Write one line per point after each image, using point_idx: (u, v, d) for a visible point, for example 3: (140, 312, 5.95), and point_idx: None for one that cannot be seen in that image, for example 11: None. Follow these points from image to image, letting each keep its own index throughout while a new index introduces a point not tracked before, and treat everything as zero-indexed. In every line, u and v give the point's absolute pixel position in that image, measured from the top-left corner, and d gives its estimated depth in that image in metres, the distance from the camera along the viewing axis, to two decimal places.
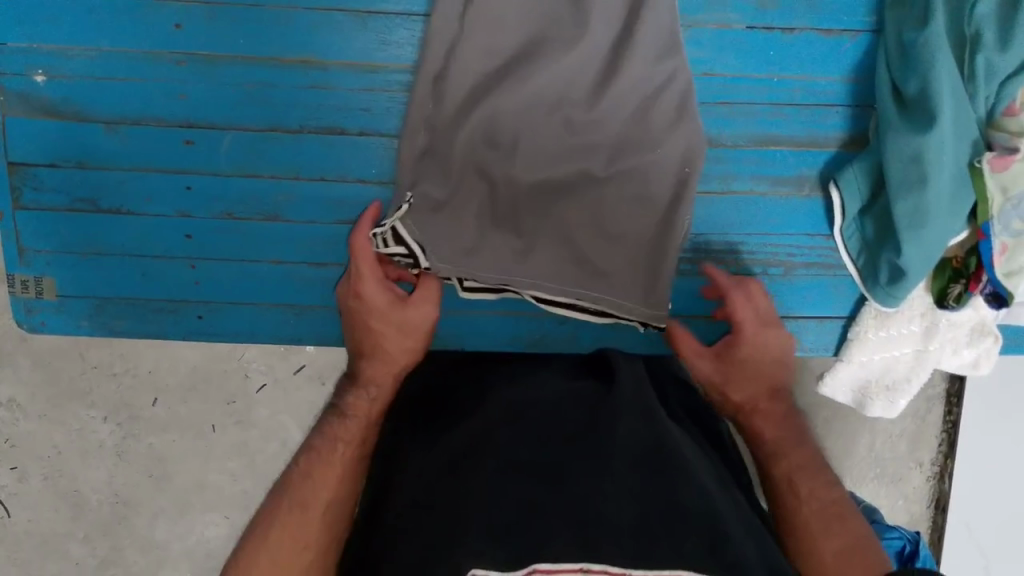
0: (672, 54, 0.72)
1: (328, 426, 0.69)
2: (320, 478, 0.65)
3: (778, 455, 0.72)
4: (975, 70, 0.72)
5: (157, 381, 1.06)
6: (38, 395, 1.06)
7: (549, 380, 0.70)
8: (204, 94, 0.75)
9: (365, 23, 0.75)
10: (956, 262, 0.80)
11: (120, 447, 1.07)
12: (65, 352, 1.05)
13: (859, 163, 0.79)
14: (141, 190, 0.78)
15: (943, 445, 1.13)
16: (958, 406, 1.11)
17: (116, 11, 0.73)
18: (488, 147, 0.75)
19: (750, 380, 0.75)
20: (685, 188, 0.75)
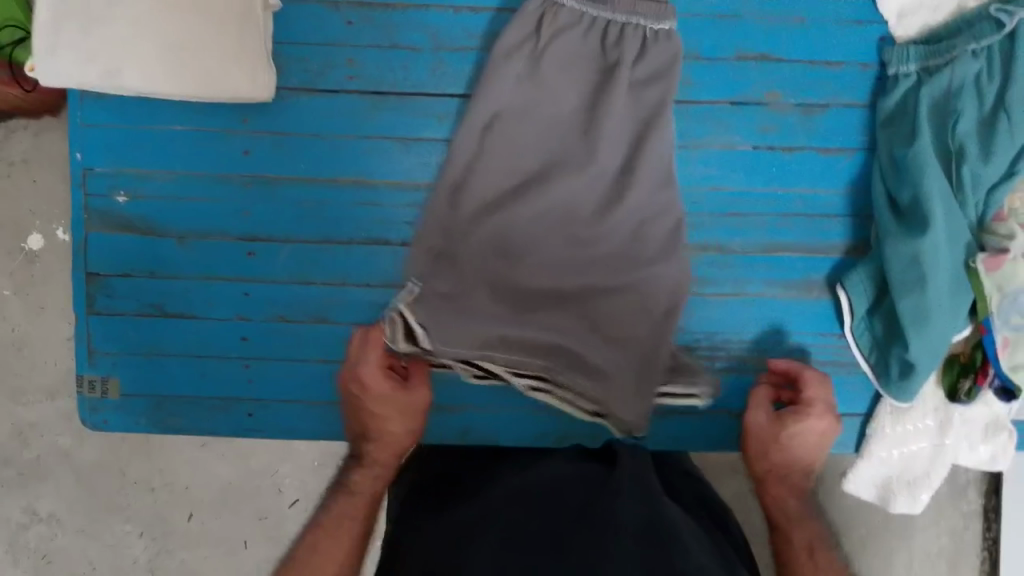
0: (668, 186, 0.81)
1: (334, 503, 0.75)
2: (323, 554, 0.71)
3: (799, 525, 0.76)
4: (962, 180, 0.80)
5: (193, 497, 1.11)
6: (85, 501, 1.10)
7: (558, 465, 0.74)
8: (265, 210, 0.84)
9: (409, 147, 0.84)
10: (964, 357, 0.85)
11: (154, 562, 1.11)
12: (107, 467, 1.11)
13: (864, 267, 0.85)
14: (203, 297, 0.85)
15: (984, 563, 1.14)
16: (996, 523, 1.13)
17: (192, 140, 0.84)
18: (497, 255, 0.82)
19: (780, 459, 0.78)
20: (674, 311, 0.82)
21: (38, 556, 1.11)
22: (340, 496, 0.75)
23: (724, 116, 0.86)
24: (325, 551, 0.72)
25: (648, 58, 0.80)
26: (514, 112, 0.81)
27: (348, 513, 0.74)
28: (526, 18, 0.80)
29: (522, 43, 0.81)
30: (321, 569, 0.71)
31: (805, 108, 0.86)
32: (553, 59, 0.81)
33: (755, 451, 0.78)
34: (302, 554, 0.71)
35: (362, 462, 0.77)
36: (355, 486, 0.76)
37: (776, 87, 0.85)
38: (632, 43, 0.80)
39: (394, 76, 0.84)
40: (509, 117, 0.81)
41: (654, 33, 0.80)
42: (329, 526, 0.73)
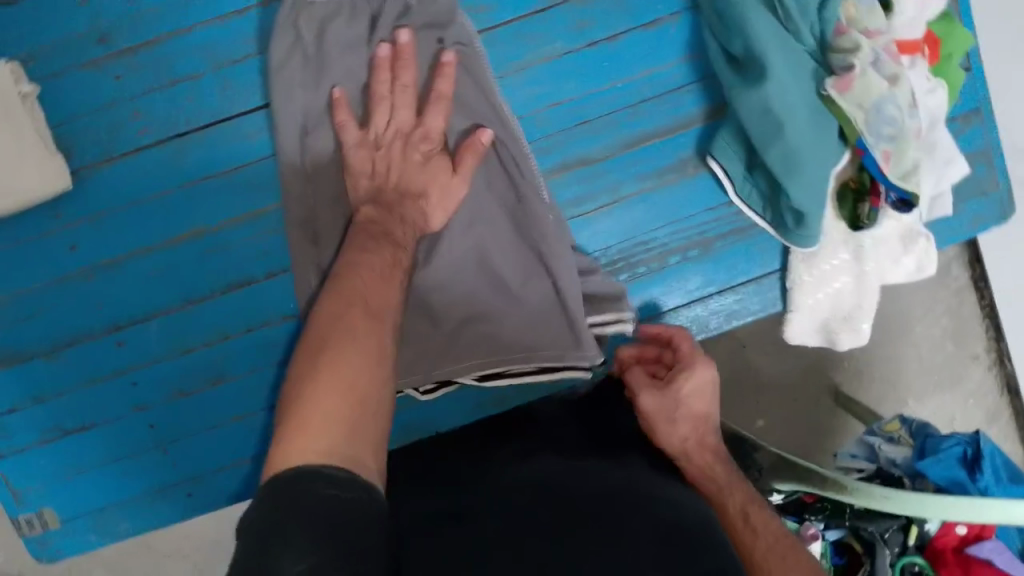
0: (503, 124, 0.77)
1: (356, 260, 0.67)
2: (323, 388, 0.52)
3: (729, 491, 0.71)
4: (788, 11, 0.75)
5: (214, 549, 1.13)
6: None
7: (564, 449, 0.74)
8: (117, 296, 0.81)
9: (233, 180, 0.80)
10: (853, 183, 0.81)
11: None
12: (121, 554, 1.13)
13: (725, 128, 0.81)
14: (96, 402, 0.83)
15: (989, 330, 1.22)
16: (987, 289, 1.20)
17: (19, 255, 0.80)
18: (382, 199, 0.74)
19: (681, 429, 0.73)
20: (558, 238, 0.79)
21: None
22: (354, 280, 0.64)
23: (532, 28, 0.80)
24: (343, 354, 0.55)
25: (415, 16, 0.77)
26: (321, 119, 0.78)
27: (365, 301, 0.61)
28: (284, 26, 0.75)
29: (291, 52, 0.76)
30: (339, 373, 0.53)
31: None
32: (336, 47, 0.76)
33: (665, 427, 0.74)
34: (313, 347, 0.56)
35: (358, 269, 0.66)
36: None
37: None
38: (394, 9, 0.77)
39: (187, 112, 0.79)
40: (318, 129, 0.78)
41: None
42: (330, 325, 0.58)
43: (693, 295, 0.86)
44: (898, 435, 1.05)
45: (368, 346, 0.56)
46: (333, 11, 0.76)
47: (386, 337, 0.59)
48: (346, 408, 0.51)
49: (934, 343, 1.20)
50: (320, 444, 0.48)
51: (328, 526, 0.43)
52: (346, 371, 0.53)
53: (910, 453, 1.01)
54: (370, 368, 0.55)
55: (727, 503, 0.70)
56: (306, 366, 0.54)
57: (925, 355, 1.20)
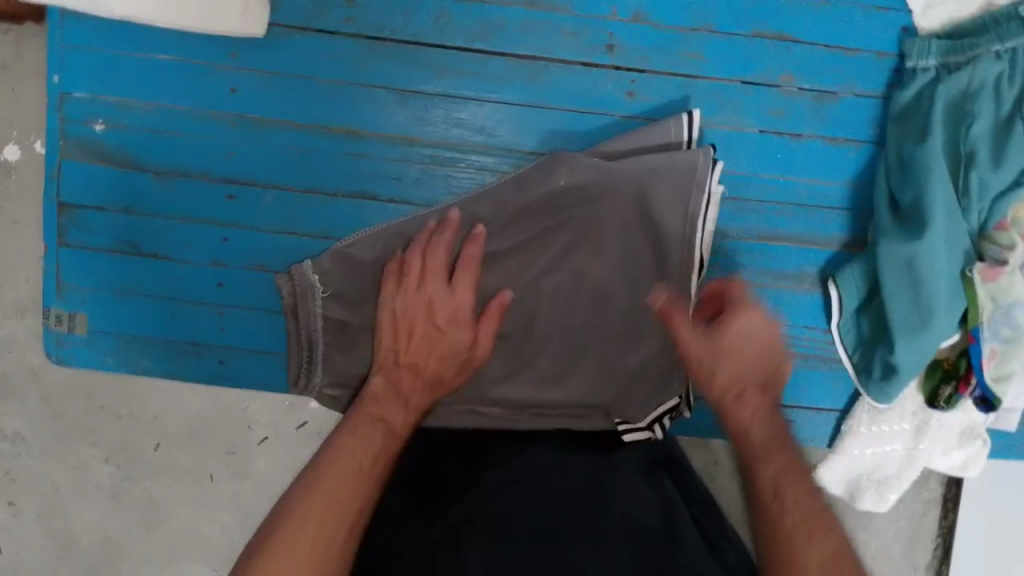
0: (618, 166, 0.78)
1: (337, 450, 0.62)
2: (331, 472, 0.60)
3: (741, 393, 0.63)
4: (969, 186, 0.77)
5: (159, 427, 0.97)
6: (41, 423, 0.98)
7: (547, 463, 0.75)
8: (250, 152, 0.81)
9: (404, 100, 0.81)
10: (948, 364, 0.83)
11: (117, 488, 0.98)
12: (73, 390, 0.97)
13: (858, 264, 0.83)
14: (180, 238, 0.82)
15: (937, 550, 1.00)
16: (954, 511, 0.99)
17: (180, 73, 0.80)
18: (401, 377, 0.72)
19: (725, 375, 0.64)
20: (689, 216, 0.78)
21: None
22: (376, 404, 0.68)
23: (733, 96, 0.82)
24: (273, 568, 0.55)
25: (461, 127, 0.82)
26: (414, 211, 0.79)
27: (385, 419, 0.67)
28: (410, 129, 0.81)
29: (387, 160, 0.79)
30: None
31: (818, 94, 0.82)
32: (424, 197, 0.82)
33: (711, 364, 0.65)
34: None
35: (331, 459, 0.61)
36: (396, 426, 0.67)
37: (788, 69, 0.82)
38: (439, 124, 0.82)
39: (395, 22, 0.80)
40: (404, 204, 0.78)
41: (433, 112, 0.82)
42: (303, 506, 0.57)
43: None
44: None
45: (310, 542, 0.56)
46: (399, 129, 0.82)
47: (349, 510, 0.59)
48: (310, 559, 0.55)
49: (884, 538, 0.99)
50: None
51: None
52: (348, 475, 0.60)
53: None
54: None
55: (716, 375, 0.64)
56: (271, 536, 0.56)
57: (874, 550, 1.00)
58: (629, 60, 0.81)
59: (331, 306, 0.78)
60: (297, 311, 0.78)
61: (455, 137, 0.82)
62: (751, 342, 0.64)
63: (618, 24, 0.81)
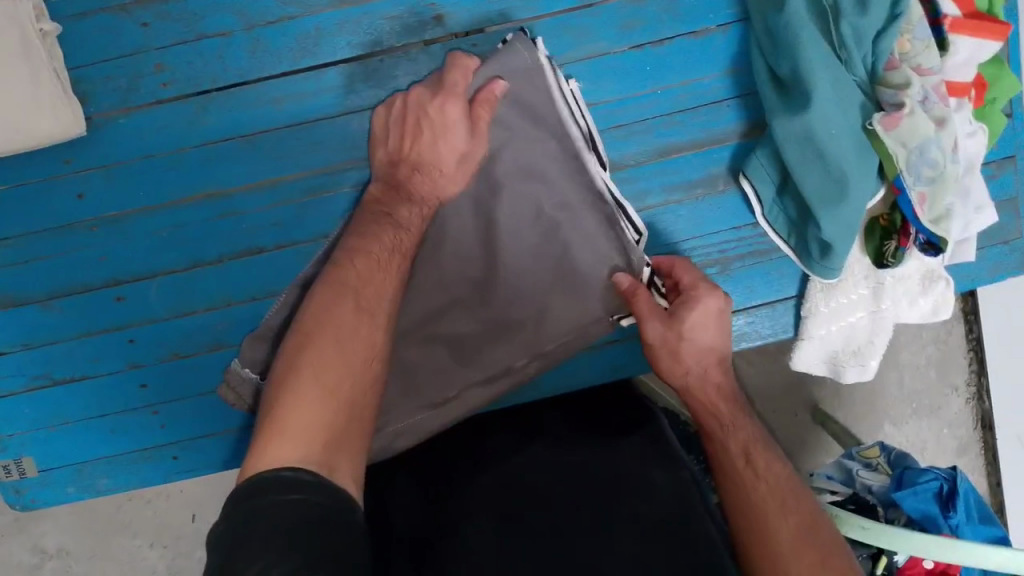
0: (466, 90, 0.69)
1: (362, 243, 0.64)
2: (331, 309, 0.59)
3: (736, 428, 0.65)
4: (843, 38, 0.72)
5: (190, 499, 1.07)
6: (80, 532, 1.07)
7: (547, 448, 0.71)
8: (123, 251, 0.78)
9: (254, 144, 0.77)
10: (884, 220, 0.80)
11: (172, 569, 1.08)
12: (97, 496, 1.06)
13: (763, 150, 0.79)
14: (88, 355, 0.80)
15: (972, 364, 1.11)
16: (977, 322, 1.10)
17: (23, 198, 0.76)
18: (400, 174, 0.69)
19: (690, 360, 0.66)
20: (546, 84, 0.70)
21: None
22: (380, 204, 0.68)
23: (580, 23, 0.77)
24: (324, 358, 0.56)
25: (320, 144, 0.77)
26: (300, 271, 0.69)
27: (393, 216, 0.67)
28: (264, 158, 0.77)
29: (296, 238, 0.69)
30: (295, 439, 0.51)
31: None
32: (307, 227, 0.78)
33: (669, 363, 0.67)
34: (293, 364, 0.55)
35: (355, 256, 0.63)
36: (404, 219, 0.67)
37: None
38: (293, 148, 0.77)
39: (214, 70, 0.75)
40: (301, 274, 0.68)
41: (284, 139, 0.77)
42: (336, 285, 0.60)
43: None
44: (878, 462, 0.96)
45: (348, 321, 0.58)
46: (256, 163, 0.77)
47: (384, 294, 0.62)
48: (326, 410, 0.53)
49: (915, 369, 1.10)
50: (298, 458, 0.49)
51: (238, 538, 0.43)
52: (332, 359, 0.56)
53: (887, 482, 0.93)
54: (340, 422, 0.53)
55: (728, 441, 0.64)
56: (279, 389, 0.54)
57: (906, 381, 1.11)
58: (462, 24, 0.77)
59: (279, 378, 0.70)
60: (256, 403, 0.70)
61: (319, 162, 0.77)
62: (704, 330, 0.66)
63: None
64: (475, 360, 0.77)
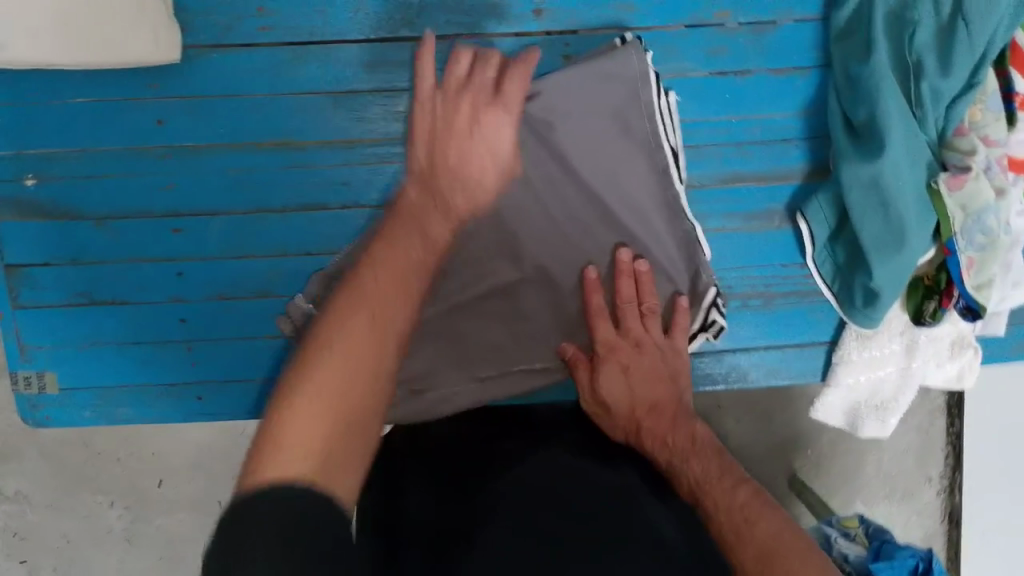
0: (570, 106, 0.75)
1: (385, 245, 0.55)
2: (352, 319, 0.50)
3: (685, 462, 0.67)
4: (921, 96, 0.76)
5: (164, 465, 1.05)
6: (42, 481, 1.06)
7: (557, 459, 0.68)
8: (190, 184, 0.79)
9: (338, 103, 0.78)
10: (928, 280, 0.82)
11: (129, 532, 1.07)
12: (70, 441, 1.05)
13: (825, 193, 0.82)
14: (134, 281, 0.80)
15: (949, 458, 1.13)
16: (959, 418, 1.12)
17: (101, 114, 0.77)
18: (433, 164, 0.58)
19: (643, 390, 0.74)
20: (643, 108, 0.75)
21: (10, 534, 1.06)
22: (407, 210, 0.58)
23: (670, 41, 0.80)
24: (340, 367, 0.48)
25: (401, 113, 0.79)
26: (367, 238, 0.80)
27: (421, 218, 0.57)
28: (344, 118, 0.78)
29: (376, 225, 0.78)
30: (296, 430, 0.46)
31: (755, 26, 0.80)
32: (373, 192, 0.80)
33: (618, 381, 0.74)
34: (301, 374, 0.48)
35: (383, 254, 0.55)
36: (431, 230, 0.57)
37: (722, 5, 0.79)
38: (375, 112, 0.79)
39: (313, 24, 0.77)
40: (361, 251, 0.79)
41: (367, 101, 0.79)
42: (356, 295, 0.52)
43: (740, 344, 0.87)
44: (855, 533, 0.95)
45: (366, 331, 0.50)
46: (336, 121, 0.79)
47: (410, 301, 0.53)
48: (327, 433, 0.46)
49: (897, 453, 1.13)
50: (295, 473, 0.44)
51: (226, 544, 0.42)
52: (340, 368, 0.48)
53: (864, 554, 0.92)
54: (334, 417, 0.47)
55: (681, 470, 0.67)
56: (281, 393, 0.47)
57: (886, 464, 1.13)
58: (558, 22, 0.79)
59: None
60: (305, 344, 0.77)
61: (397, 131, 0.79)
62: (644, 365, 0.76)
63: None
64: (520, 345, 0.82)
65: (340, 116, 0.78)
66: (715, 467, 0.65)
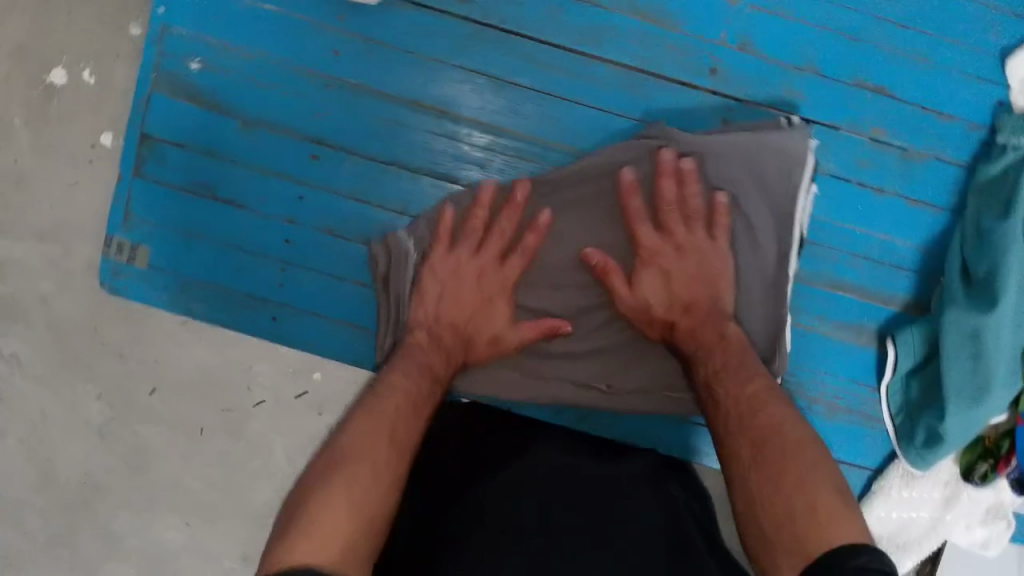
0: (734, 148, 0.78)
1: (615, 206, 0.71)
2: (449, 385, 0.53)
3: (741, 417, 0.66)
4: None
5: (162, 368, 0.87)
6: (37, 345, 0.88)
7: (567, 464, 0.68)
8: (341, 116, 0.81)
9: (501, 90, 0.81)
10: (990, 441, 0.86)
11: (104, 430, 0.88)
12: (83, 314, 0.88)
13: (918, 328, 0.84)
14: (256, 190, 0.82)
15: None
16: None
17: (285, 26, 0.79)
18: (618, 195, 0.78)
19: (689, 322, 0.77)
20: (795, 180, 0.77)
21: None
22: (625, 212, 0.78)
23: (824, 139, 0.83)
24: None
25: (556, 120, 0.81)
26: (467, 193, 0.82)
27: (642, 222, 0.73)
28: (502, 106, 0.81)
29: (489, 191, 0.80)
30: (354, 476, 0.59)
31: (906, 152, 0.83)
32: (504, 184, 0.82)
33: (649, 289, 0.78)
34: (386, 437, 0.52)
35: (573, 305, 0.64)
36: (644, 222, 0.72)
37: (882, 123, 0.82)
38: (533, 109, 0.81)
39: (507, 12, 0.80)
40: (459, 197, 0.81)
41: (530, 97, 0.81)
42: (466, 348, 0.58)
43: None
44: None
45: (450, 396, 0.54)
46: (494, 106, 0.81)
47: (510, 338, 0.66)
48: None
49: None
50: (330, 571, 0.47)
51: None
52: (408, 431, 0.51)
53: None
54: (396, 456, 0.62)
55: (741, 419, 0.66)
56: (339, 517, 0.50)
57: None
58: (729, 86, 0.81)
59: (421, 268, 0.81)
60: (389, 274, 0.81)
61: (546, 135, 0.81)
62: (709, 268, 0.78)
63: (725, 50, 0.81)
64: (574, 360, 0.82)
65: (499, 103, 0.81)
66: (756, 401, 0.67)
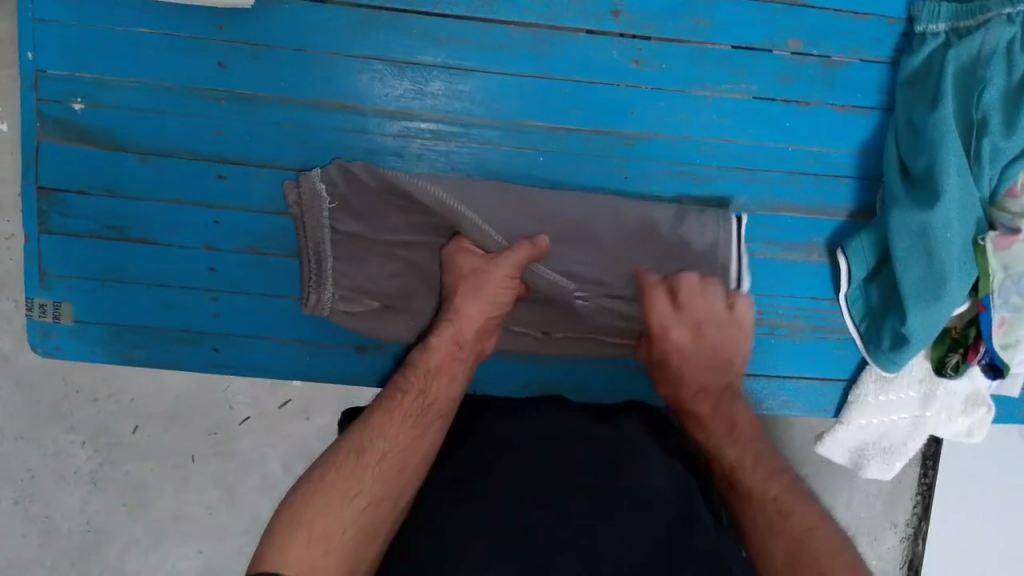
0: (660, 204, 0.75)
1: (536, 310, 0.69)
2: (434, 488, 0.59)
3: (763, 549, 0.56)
4: (980, 152, 0.76)
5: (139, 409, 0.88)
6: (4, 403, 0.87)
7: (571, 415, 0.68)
8: (241, 130, 0.77)
9: (401, 72, 0.77)
10: (956, 333, 0.84)
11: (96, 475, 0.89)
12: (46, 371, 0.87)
13: (868, 234, 0.82)
14: (170, 222, 0.79)
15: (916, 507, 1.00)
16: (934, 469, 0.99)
17: (162, 46, 0.75)
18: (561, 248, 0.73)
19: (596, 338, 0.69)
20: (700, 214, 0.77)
21: None
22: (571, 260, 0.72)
23: (740, 62, 0.80)
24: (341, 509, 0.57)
25: (463, 93, 0.78)
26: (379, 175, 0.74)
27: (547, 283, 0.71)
28: (406, 89, 0.78)
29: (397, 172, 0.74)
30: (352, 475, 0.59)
31: (827, 59, 0.80)
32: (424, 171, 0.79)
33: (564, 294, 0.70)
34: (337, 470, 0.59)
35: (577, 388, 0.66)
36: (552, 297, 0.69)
37: (799, 34, 0.80)
38: (438, 86, 0.78)
39: None
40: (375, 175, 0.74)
41: (431, 73, 0.77)
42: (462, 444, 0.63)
43: (763, 370, 0.86)
44: None
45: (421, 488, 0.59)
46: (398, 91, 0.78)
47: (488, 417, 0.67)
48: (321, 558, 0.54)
49: None
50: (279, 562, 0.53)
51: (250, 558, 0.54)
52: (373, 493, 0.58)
53: None
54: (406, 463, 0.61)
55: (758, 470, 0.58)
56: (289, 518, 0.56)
57: None
58: (635, 26, 0.78)
59: (339, 217, 0.73)
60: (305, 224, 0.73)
61: (455, 111, 0.78)
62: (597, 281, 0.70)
63: None
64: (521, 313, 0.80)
65: (399, 87, 0.78)
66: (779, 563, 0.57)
